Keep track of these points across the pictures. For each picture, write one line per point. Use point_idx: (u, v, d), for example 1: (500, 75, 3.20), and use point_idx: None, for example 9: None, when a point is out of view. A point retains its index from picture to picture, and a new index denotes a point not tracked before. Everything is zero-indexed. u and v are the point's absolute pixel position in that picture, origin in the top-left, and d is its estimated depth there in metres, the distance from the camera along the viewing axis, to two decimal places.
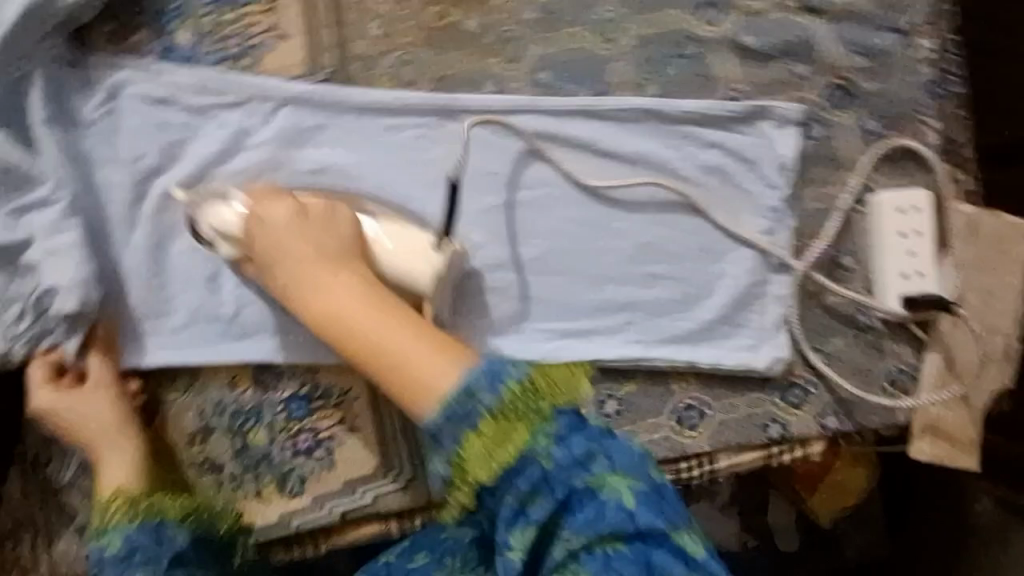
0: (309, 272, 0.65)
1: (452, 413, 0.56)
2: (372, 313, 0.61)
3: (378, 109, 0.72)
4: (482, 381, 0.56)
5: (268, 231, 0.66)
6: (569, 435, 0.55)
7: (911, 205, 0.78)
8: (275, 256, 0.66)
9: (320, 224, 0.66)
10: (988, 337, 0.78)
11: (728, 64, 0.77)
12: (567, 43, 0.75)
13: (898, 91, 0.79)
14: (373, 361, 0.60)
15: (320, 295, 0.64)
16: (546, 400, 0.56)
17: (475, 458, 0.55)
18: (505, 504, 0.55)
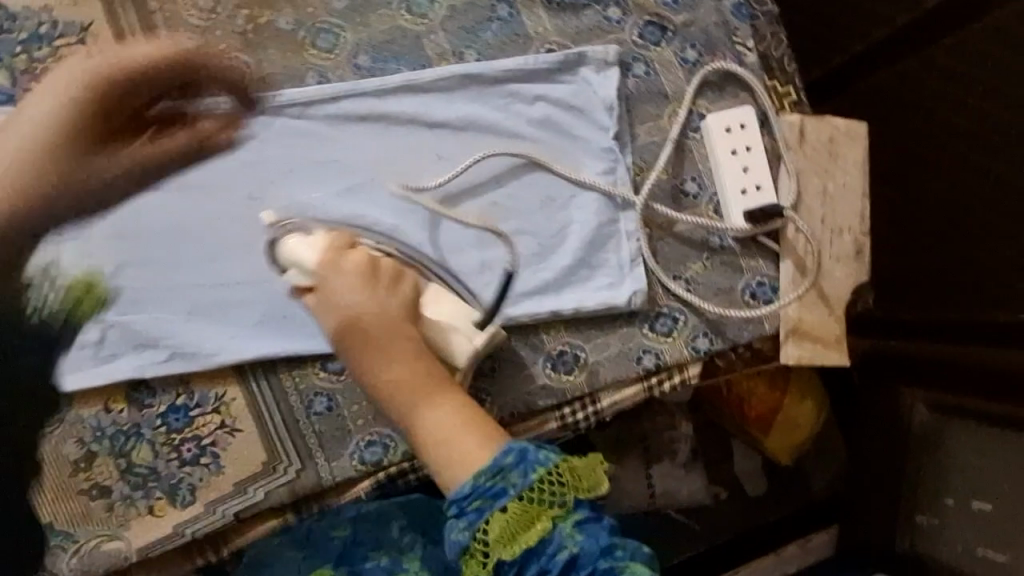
0: (374, 340, 0.68)
1: (484, 488, 0.59)
2: (426, 385, 0.66)
3: (208, 117, 0.75)
4: (513, 463, 0.60)
5: (337, 287, 0.70)
6: (590, 526, 0.59)
7: (739, 123, 0.83)
8: (340, 314, 0.69)
9: (385, 293, 0.70)
10: (833, 236, 0.84)
11: (541, 21, 0.82)
12: (382, 25, 0.78)
13: (705, 20, 0.85)
14: (423, 433, 0.65)
15: (388, 364, 0.67)
16: (570, 491, 0.60)
17: (495, 532, 0.58)
18: None
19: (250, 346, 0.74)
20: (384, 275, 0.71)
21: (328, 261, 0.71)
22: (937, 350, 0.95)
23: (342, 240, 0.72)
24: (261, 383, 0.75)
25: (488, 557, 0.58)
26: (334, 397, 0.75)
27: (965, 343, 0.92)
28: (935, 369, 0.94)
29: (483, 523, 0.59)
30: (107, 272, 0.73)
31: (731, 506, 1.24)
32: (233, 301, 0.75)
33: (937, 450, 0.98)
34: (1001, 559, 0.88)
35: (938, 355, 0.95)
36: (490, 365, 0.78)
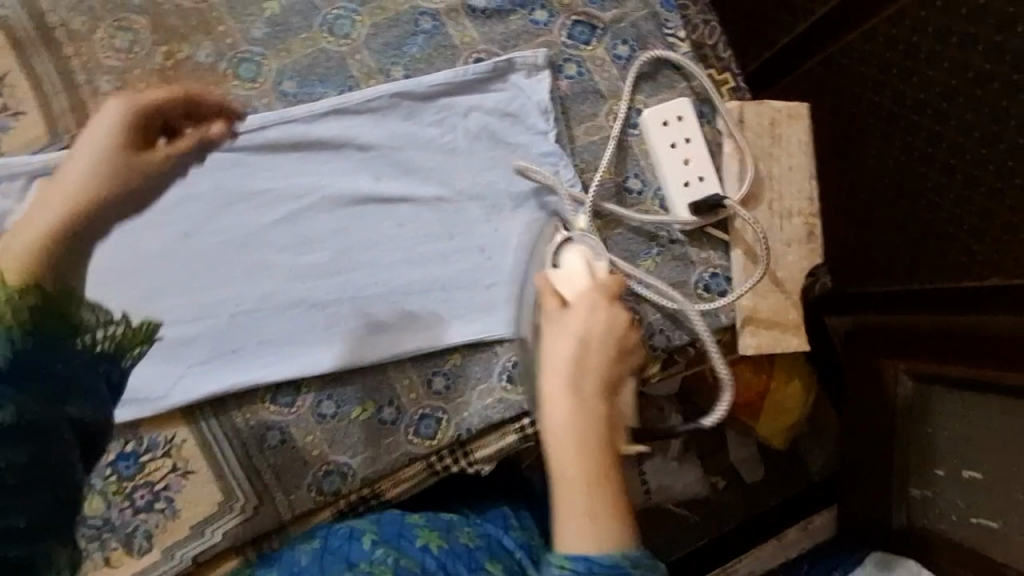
0: (587, 391, 0.54)
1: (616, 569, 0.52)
2: (593, 457, 0.53)
3: None
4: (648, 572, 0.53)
5: (575, 321, 0.56)
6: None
7: (675, 116, 0.82)
8: (568, 343, 0.55)
9: (625, 351, 0.57)
10: (782, 222, 0.82)
11: (466, 29, 0.79)
12: (303, 50, 0.76)
13: (635, 14, 0.83)
14: (568, 480, 0.53)
15: (582, 416, 0.54)
16: None
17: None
18: None
19: (197, 386, 0.73)
20: (625, 346, 0.57)
21: (584, 292, 0.59)
22: (917, 322, 0.99)
23: (610, 286, 0.59)
24: (212, 424, 0.74)
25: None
26: (287, 430, 0.74)
27: (944, 312, 0.95)
28: (919, 339, 0.97)
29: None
30: None
31: (730, 495, 1.24)
32: (178, 342, 0.73)
33: (924, 421, 0.99)
34: (995, 528, 0.89)
35: (925, 325, 0.97)
36: (444, 383, 0.76)
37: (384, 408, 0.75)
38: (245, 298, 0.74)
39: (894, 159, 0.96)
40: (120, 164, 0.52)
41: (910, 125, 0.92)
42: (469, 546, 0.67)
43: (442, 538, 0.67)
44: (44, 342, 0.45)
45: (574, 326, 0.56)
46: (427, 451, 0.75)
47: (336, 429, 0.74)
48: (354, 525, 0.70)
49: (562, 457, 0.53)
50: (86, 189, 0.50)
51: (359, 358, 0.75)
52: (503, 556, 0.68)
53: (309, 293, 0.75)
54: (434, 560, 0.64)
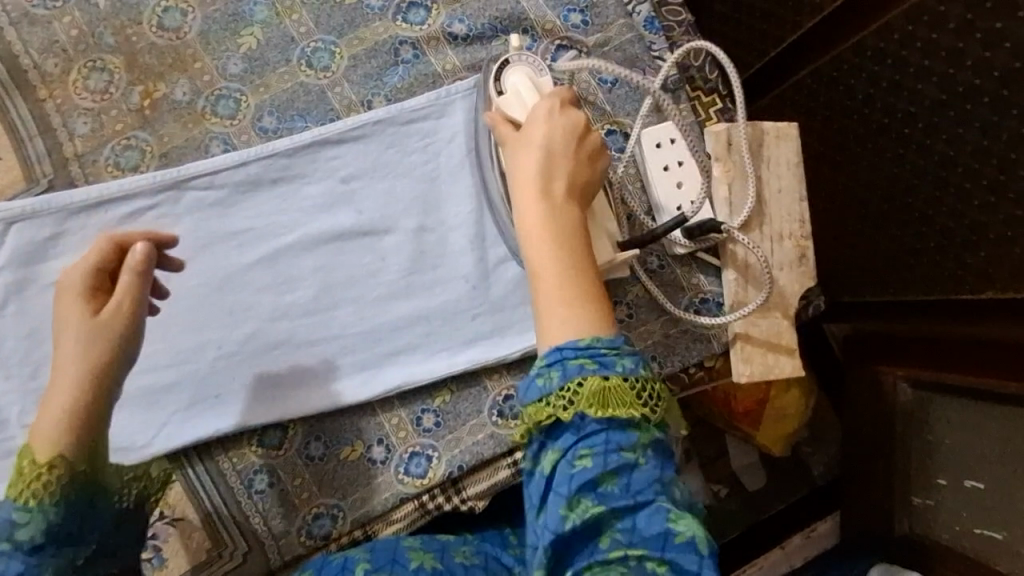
0: (554, 189, 0.57)
1: (589, 351, 0.52)
2: (566, 248, 0.55)
3: (109, 199, 0.71)
4: (626, 353, 0.53)
5: (542, 128, 0.60)
6: (659, 454, 0.52)
7: (667, 139, 0.81)
8: (535, 154, 0.58)
9: (583, 151, 0.59)
10: (775, 245, 0.81)
11: (447, 57, 0.77)
12: (281, 84, 0.75)
13: (620, 38, 0.82)
14: (542, 276, 0.55)
15: (549, 214, 0.56)
16: (648, 413, 0.52)
17: (585, 398, 0.51)
18: (582, 466, 0.51)
19: (182, 431, 0.72)
20: (588, 150, 0.60)
21: (545, 104, 0.61)
22: (912, 333, 1.00)
23: (565, 96, 0.62)
24: (198, 470, 0.73)
25: (569, 412, 0.51)
26: (274, 473, 0.73)
27: (943, 322, 0.93)
28: (921, 344, 0.98)
29: (581, 381, 0.51)
30: (24, 376, 0.70)
31: (732, 502, 1.22)
32: (164, 386, 0.72)
33: (924, 428, 0.99)
34: (999, 538, 0.86)
35: (928, 335, 0.97)
36: (433, 420, 0.75)
37: (373, 447, 0.74)
38: (228, 339, 0.73)
39: (884, 175, 0.95)
40: (88, 335, 0.56)
41: (906, 143, 0.89)
42: (465, 565, 0.67)
43: (437, 558, 0.66)
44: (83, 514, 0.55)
45: (543, 132, 0.59)
46: (418, 491, 0.73)
47: (324, 470, 0.73)
48: (348, 554, 0.67)
49: (534, 254, 0.55)
50: (77, 373, 0.55)
51: (345, 397, 0.73)
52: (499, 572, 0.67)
53: (293, 333, 0.74)
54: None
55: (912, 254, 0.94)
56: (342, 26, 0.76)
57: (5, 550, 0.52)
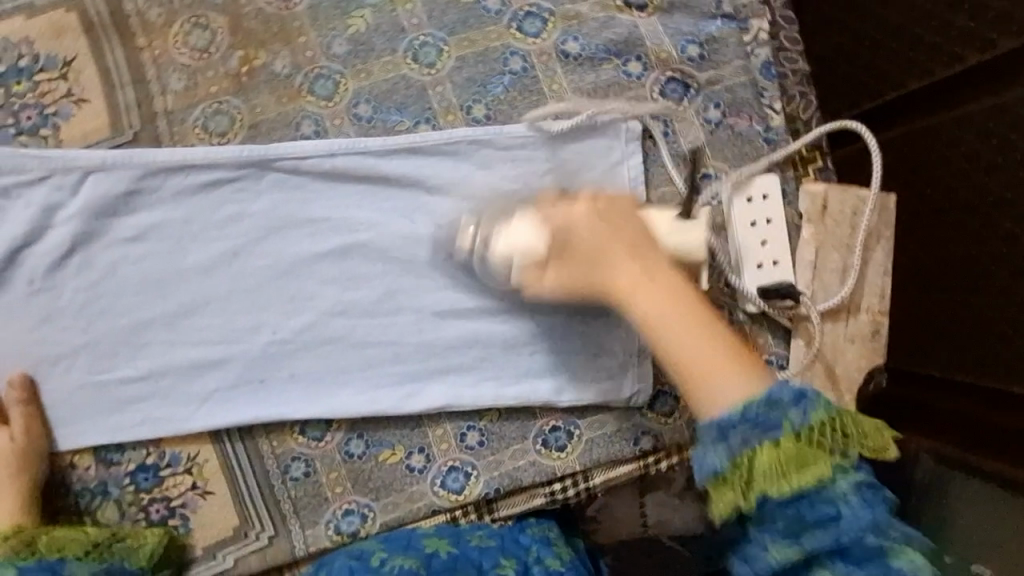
0: (633, 265, 0.62)
1: (754, 416, 0.52)
2: (690, 311, 0.58)
3: (193, 165, 0.69)
4: (791, 400, 0.52)
5: (573, 227, 0.65)
6: (868, 491, 0.51)
7: (761, 193, 0.78)
8: (593, 245, 0.64)
9: (624, 221, 0.65)
10: (847, 318, 0.79)
11: (555, 75, 0.76)
12: (382, 74, 0.73)
13: (733, 80, 0.79)
14: (679, 354, 0.57)
15: (649, 290, 0.60)
16: (842, 449, 0.52)
17: (766, 466, 0.51)
18: (779, 521, 0.51)
19: (222, 413, 0.70)
20: (626, 216, 0.65)
21: (556, 211, 0.66)
22: (941, 406, 0.80)
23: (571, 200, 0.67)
24: (237, 446, 0.72)
25: (748, 491, 0.52)
26: (311, 464, 0.72)
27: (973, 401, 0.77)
28: (947, 417, 0.78)
29: (748, 452, 0.52)
30: (79, 329, 0.69)
31: None
32: (210, 363, 0.71)
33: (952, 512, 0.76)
34: None
35: (958, 409, 0.78)
36: (477, 438, 0.74)
37: (413, 455, 0.73)
38: (285, 326, 0.72)
39: (947, 240, 0.81)
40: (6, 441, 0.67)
41: (1011, 210, 0.72)
42: (480, 547, 0.65)
43: (451, 544, 0.65)
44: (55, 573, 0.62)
45: (584, 232, 0.65)
46: (452, 505, 0.73)
47: (362, 470, 0.72)
48: (362, 547, 0.67)
49: (668, 340, 0.57)
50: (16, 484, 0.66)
51: (389, 406, 0.72)
52: (516, 552, 0.66)
53: (351, 330, 0.72)
54: (440, 564, 0.62)
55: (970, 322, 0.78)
56: (454, 25, 0.75)
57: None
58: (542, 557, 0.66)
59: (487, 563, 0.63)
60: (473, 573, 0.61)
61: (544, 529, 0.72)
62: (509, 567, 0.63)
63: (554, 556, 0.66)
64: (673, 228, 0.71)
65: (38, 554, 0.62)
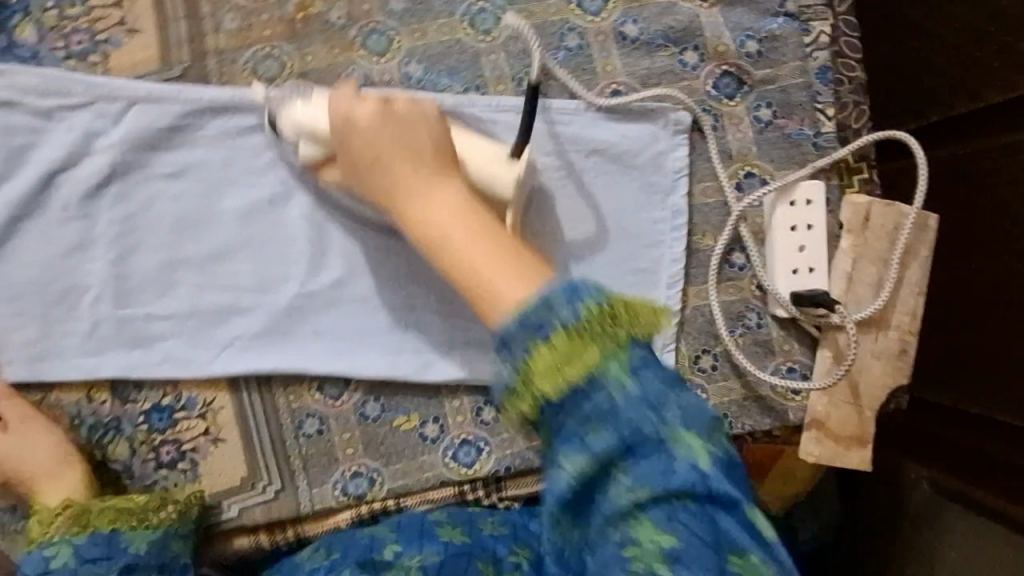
0: (407, 178, 0.59)
1: (527, 319, 0.44)
2: (467, 220, 0.54)
3: (238, 107, 0.69)
4: (561, 295, 0.44)
5: (362, 133, 0.62)
6: (644, 371, 0.44)
7: (804, 198, 0.76)
8: (372, 148, 0.61)
9: (406, 119, 0.62)
10: (877, 333, 0.77)
11: (610, 56, 0.75)
12: (438, 36, 0.72)
13: (788, 80, 0.78)
14: (450, 259, 0.53)
15: (428, 205, 0.57)
16: (623, 330, 0.44)
17: (541, 365, 0.43)
18: (564, 424, 0.43)
19: (240, 361, 0.70)
20: (410, 111, 0.63)
21: (341, 99, 0.64)
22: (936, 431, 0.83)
23: (353, 97, 0.64)
24: (253, 396, 0.71)
25: (528, 399, 0.43)
26: (325, 422, 0.71)
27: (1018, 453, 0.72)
28: (939, 447, 0.82)
29: (524, 359, 0.43)
30: (107, 261, 0.68)
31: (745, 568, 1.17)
32: (234, 309, 0.70)
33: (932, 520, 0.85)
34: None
35: (970, 445, 0.77)
36: (493, 415, 0.73)
37: (427, 424, 0.72)
38: (312, 280, 0.71)
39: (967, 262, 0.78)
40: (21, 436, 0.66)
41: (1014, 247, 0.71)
42: (493, 536, 0.65)
43: (465, 533, 0.65)
44: (113, 543, 0.61)
45: (373, 142, 0.61)
46: (461, 479, 0.72)
47: (375, 434, 0.72)
48: (374, 533, 0.67)
49: (446, 252, 0.53)
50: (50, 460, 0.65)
51: (406, 373, 0.71)
52: (529, 540, 0.66)
53: (377, 291, 0.71)
54: (455, 553, 0.62)
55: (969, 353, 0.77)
56: None
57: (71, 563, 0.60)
58: None
59: (500, 552, 0.63)
60: (489, 564, 0.61)
61: None
62: (522, 555, 0.63)
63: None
64: (485, 158, 0.65)
65: (89, 527, 0.61)
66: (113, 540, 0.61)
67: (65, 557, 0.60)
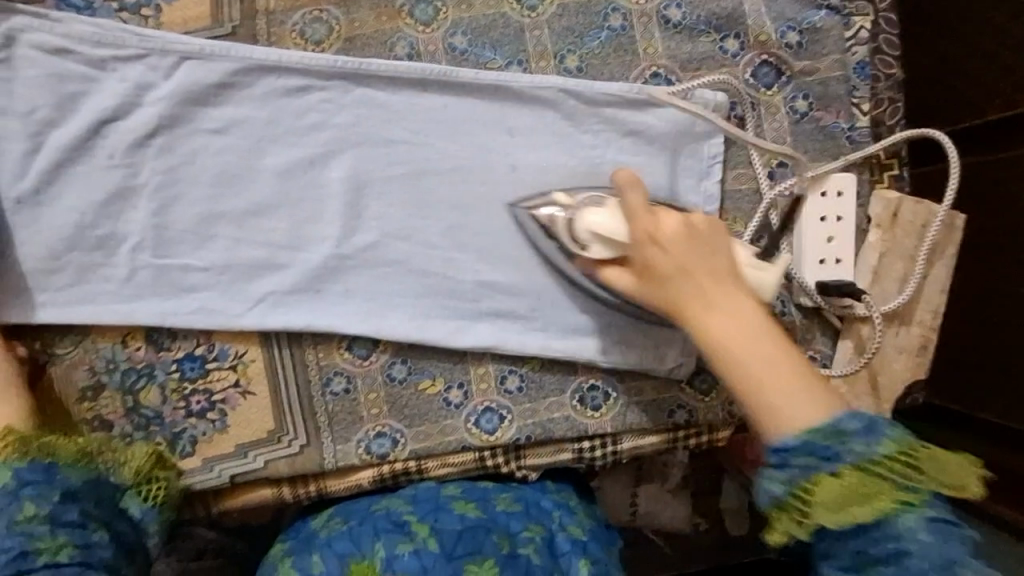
0: (713, 294, 0.59)
1: (814, 444, 0.52)
2: (766, 331, 0.57)
3: (286, 67, 0.70)
4: (857, 430, 0.52)
5: (663, 246, 0.61)
6: (942, 529, 0.49)
7: (835, 189, 0.76)
8: (676, 266, 0.60)
9: (703, 241, 0.61)
10: (899, 326, 0.77)
11: (652, 38, 0.76)
12: (483, 9, 0.74)
13: (828, 73, 0.79)
14: (739, 367, 0.56)
15: (729, 317, 0.58)
16: (920, 480, 0.51)
17: (823, 492, 0.51)
18: (846, 549, 0.51)
19: (273, 316, 0.71)
20: (700, 228, 0.62)
21: (642, 206, 0.62)
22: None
23: (647, 204, 0.62)
24: (284, 352, 0.73)
25: (806, 519, 0.52)
26: (352, 380, 0.73)
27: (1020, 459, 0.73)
28: None
29: (808, 482, 0.52)
30: (150, 209, 0.70)
31: None
32: (271, 265, 0.72)
33: None
34: None
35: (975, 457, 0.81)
36: (516, 384, 0.74)
37: (452, 389, 0.74)
38: (348, 241, 0.72)
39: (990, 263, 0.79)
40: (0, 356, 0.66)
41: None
42: (507, 512, 0.66)
43: (480, 508, 0.65)
44: (52, 471, 0.59)
45: (658, 255, 0.61)
46: (481, 445, 0.73)
47: (400, 396, 0.73)
48: (390, 506, 0.67)
49: (735, 359, 0.57)
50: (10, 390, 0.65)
51: (435, 338, 0.72)
52: (540, 518, 0.67)
53: (411, 257, 0.73)
54: (472, 523, 0.62)
55: (983, 351, 0.77)
56: None
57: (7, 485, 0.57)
58: (565, 524, 0.67)
59: (514, 527, 0.64)
60: (505, 536, 0.62)
61: (566, 496, 0.73)
62: (536, 531, 0.64)
63: (576, 524, 0.68)
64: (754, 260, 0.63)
65: (29, 454, 0.59)
66: (53, 469, 0.59)
67: (4, 480, 0.57)
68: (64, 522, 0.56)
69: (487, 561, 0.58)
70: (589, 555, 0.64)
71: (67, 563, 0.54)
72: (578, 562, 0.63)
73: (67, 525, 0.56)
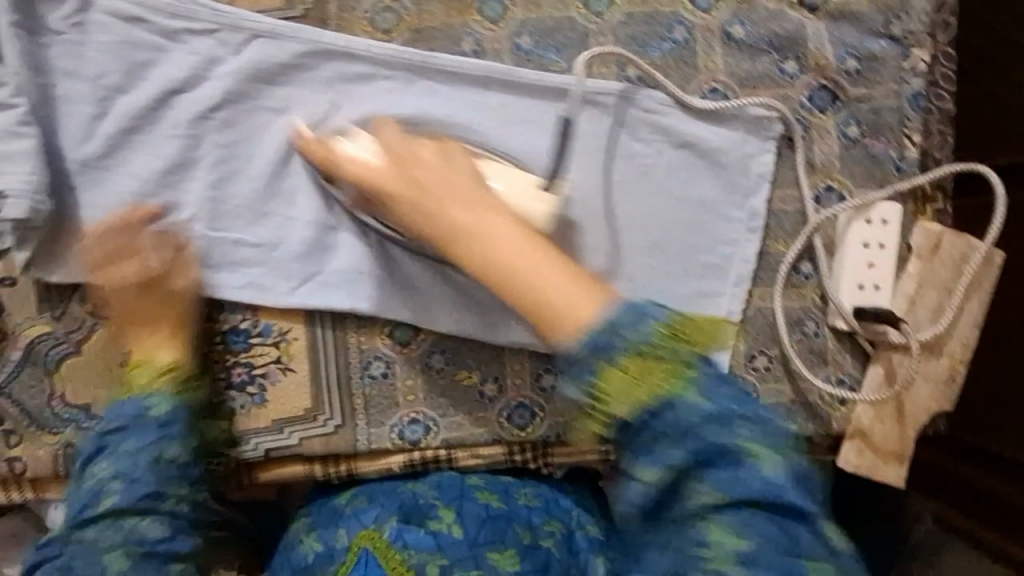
0: (473, 215, 0.60)
1: (596, 341, 0.48)
2: (521, 243, 0.56)
3: (353, 54, 0.72)
4: (627, 320, 0.48)
5: (414, 177, 0.64)
6: (719, 388, 0.48)
7: (880, 218, 0.78)
8: (430, 202, 0.62)
9: (440, 162, 0.64)
10: (929, 356, 0.78)
11: (713, 53, 0.77)
12: (551, 11, 0.75)
13: (882, 101, 0.79)
14: (521, 290, 0.54)
15: (496, 238, 0.57)
16: (686, 345, 0.47)
17: (618, 387, 0.46)
18: (645, 438, 0.47)
19: (319, 296, 0.72)
20: (453, 164, 0.64)
21: (387, 142, 0.67)
22: (986, 487, 0.85)
23: (400, 147, 0.66)
24: (326, 331, 0.74)
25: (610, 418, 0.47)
26: (391, 366, 0.74)
27: None
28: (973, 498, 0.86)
29: (594, 379, 0.47)
30: (210, 183, 0.71)
31: None
32: (320, 246, 0.73)
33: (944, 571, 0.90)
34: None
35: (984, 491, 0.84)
36: (551, 382, 0.75)
37: (487, 383, 0.75)
38: None
39: None
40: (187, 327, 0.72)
41: None
42: (528, 506, 0.68)
43: (501, 499, 0.67)
44: (175, 427, 0.62)
45: (404, 197, 0.64)
46: (513, 439, 0.75)
47: (436, 384, 0.74)
48: (415, 488, 0.69)
49: (512, 280, 0.55)
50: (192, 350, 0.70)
51: (473, 330, 0.74)
52: (560, 516, 0.69)
53: None
54: (496, 514, 0.64)
55: None
56: None
57: (151, 424, 0.61)
58: (583, 523, 0.69)
59: (533, 519, 0.66)
60: (523, 526, 0.64)
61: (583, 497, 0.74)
62: (554, 526, 0.66)
63: (592, 524, 0.70)
64: (519, 191, 0.67)
65: (187, 396, 0.64)
66: (172, 424, 0.62)
67: (164, 408, 0.63)
68: (189, 476, 0.62)
69: (508, 550, 0.60)
70: (604, 552, 0.66)
71: (177, 516, 0.61)
72: (595, 560, 0.65)
73: (190, 480, 0.62)
